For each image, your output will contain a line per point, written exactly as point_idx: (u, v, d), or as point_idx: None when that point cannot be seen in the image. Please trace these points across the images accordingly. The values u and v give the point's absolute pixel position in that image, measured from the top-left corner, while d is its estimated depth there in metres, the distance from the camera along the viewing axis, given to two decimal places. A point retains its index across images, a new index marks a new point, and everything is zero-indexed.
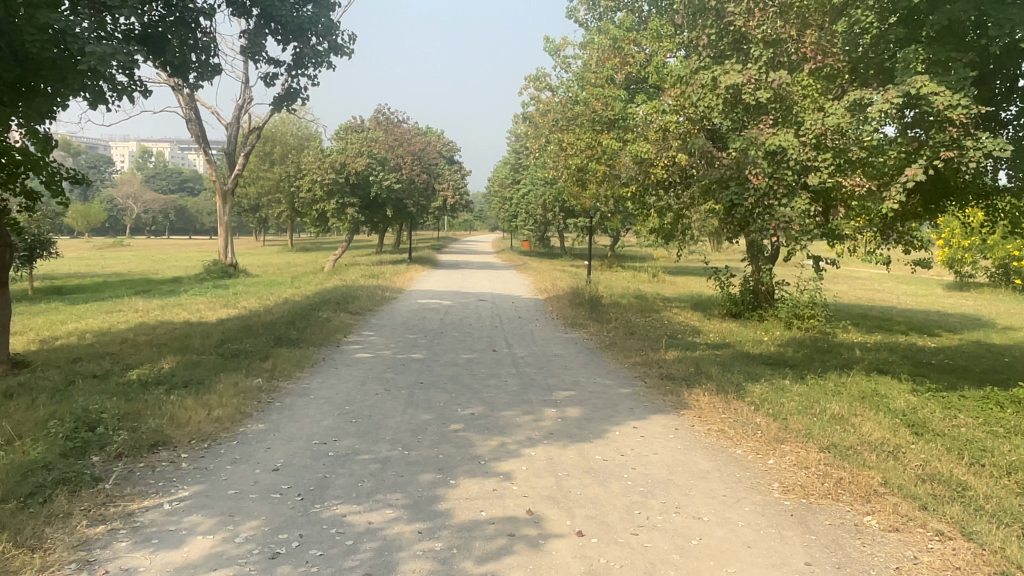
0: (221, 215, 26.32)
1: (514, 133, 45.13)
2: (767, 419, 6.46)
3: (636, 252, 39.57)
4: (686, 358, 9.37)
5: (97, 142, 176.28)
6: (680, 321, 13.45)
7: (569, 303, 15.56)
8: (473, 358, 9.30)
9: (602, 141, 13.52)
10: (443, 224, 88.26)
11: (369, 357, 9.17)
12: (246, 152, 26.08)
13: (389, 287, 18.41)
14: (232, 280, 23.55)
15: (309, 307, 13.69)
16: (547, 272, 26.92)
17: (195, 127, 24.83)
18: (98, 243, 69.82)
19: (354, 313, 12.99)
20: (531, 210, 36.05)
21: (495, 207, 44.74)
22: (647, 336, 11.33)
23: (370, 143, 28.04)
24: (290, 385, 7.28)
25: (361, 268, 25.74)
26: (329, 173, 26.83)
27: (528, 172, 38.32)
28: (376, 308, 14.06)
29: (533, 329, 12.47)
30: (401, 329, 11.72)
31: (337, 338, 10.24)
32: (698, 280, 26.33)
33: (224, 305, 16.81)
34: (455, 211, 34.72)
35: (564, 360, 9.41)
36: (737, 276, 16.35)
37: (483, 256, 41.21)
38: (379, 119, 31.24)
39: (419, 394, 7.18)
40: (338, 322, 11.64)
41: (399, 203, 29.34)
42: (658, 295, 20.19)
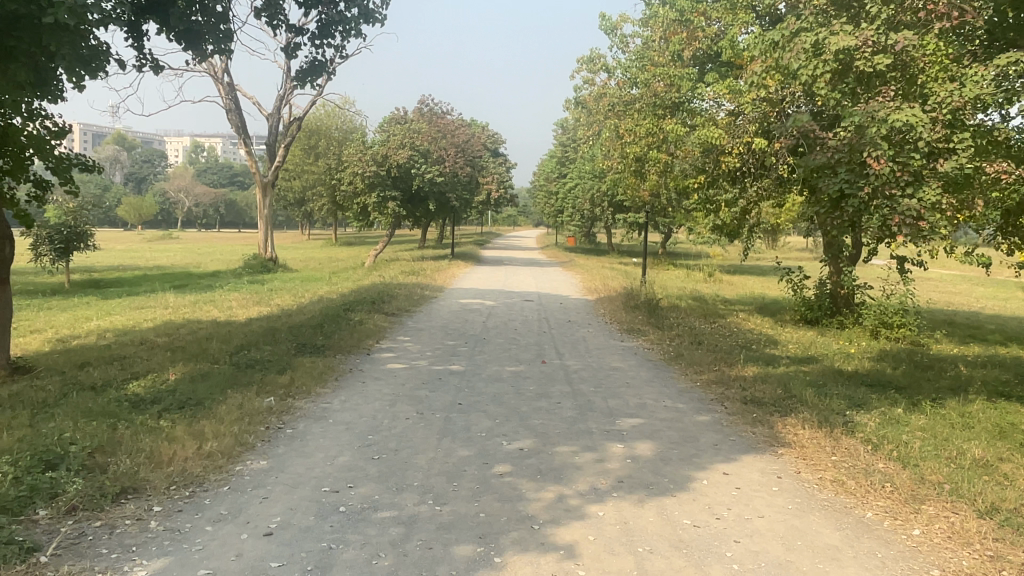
0: (260, 208, 25.66)
1: (561, 125, 43.77)
2: (894, 465, 5.13)
3: (687, 249, 37.94)
4: (769, 377, 8.03)
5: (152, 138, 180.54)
6: (751, 328, 12.05)
7: (624, 306, 14.25)
8: (521, 372, 8.10)
9: (665, 126, 12.17)
10: (487, 219, 87.29)
11: (403, 368, 8.05)
12: (286, 144, 25.38)
13: (430, 286, 17.33)
14: (270, 275, 22.85)
15: (341, 306, 12.64)
16: (596, 270, 25.66)
17: (234, 118, 24.15)
18: (149, 235, 70.86)
19: (391, 314, 11.91)
20: (578, 205, 34.70)
21: (541, 202, 43.48)
22: (717, 347, 9.99)
23: (413, 134, 27.11)
24: (306, 405, 6.18)
25: (402, 264, 24.82)
26: (371, 166, 25.95)
27: (576, 165, 37.00)
28: (414, 309, 12.98)
29: (586, 336, 11.22)
30: (440, 334, 10.59)
31: (367, 344, 9.15)
32: (757, 280, 24.67)
33: (256, 302, 15.94)
34: (500, 205, 33.57)
35: (625, 375, 8.14)
36: (811, 278, 14.83)
37: (528, 252, 39.99)
38: (422, 110, 30.26)
39: (458, 420, 6.00)
40: (371, 325, 10.55)
41: (442, 196, 28.35)
42: (719, 297, 18.71)
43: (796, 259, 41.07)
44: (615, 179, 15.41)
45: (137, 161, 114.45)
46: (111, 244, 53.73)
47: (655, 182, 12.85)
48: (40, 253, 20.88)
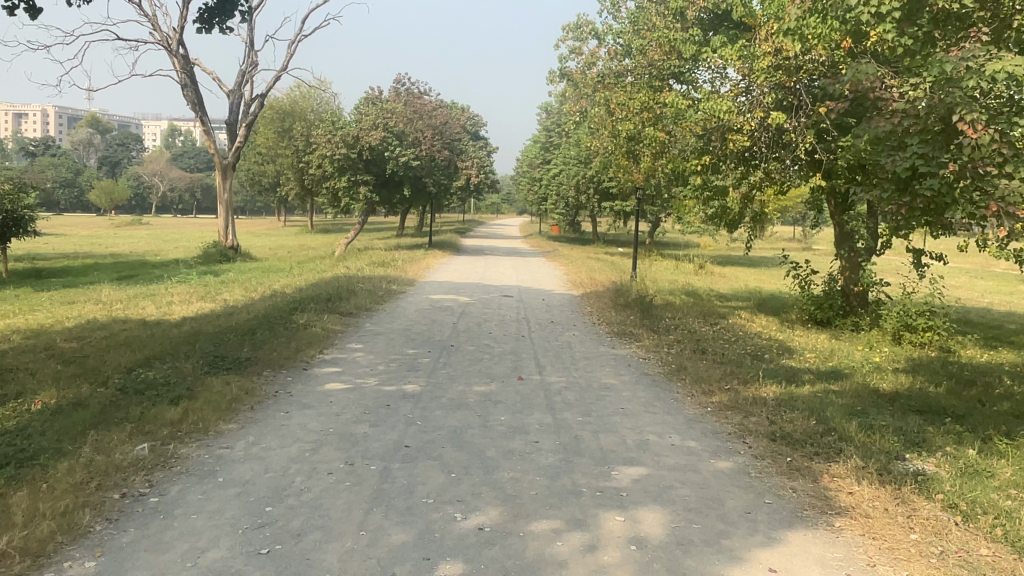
0: (220, 192, 23.79)
1: (545, 109, 42.05)
2: (1006, 554, 3.65)
3: (675, 239, 36.53)
4: (794, 401, 6.54)
5: (128, 121, 177.04)
6: (759, 331, 10.56)
7: (614, 303, 12.73)
8: (490, 394, 6.55)
9: (664, 99, 10.62)
10: (470, 205, 85.48)
11: (342, 390, 6.44)
12: (248, 122, 23.55)
13: (398, 279, 15.68)
14: (229, 265, 21.14)
15: (287, 305, 10.98)
16: (581, 261, 24.18)
17: (190, 94, 22.26)
18: (119, 220, 68.47)
19: (345, 315, 10.31)
20: (563, 192, 33.08)
21: (524, 189, 41.80)
22: (725, 356, 8.47)
23: (387, 115, 25.38)
24: (194, 454, 4.56)
25: (374, 253, 23.14)
26: (340, 148, 24.24)
27: (561, 150, 35.45)
28: (374, 308, 11.36)
29: (570, 341, 9.66)
30: (399, 341, 8.97)
31: (306, 356, 7.53)
32: (751, 273, 23.26)
33: (201, 297, 14.20)
34: (480, 192, 31.87)
35: (619, 399, 6.59)
36: (820, 273, 13.35)
37: (510, 241, 38.39)
38: (398, 89, 28.44)
39: (398, 475, 4.43)
40: (316, 330, 8.92)
41: (417, 181, 26.69)
42: (714, 293, 17.22)
43: (786, 251, 39.65)
44: (601, 162, 13.87)
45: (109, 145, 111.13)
46: (76, 229, 51.42)
47: (650, 165, 11.31)
48: None
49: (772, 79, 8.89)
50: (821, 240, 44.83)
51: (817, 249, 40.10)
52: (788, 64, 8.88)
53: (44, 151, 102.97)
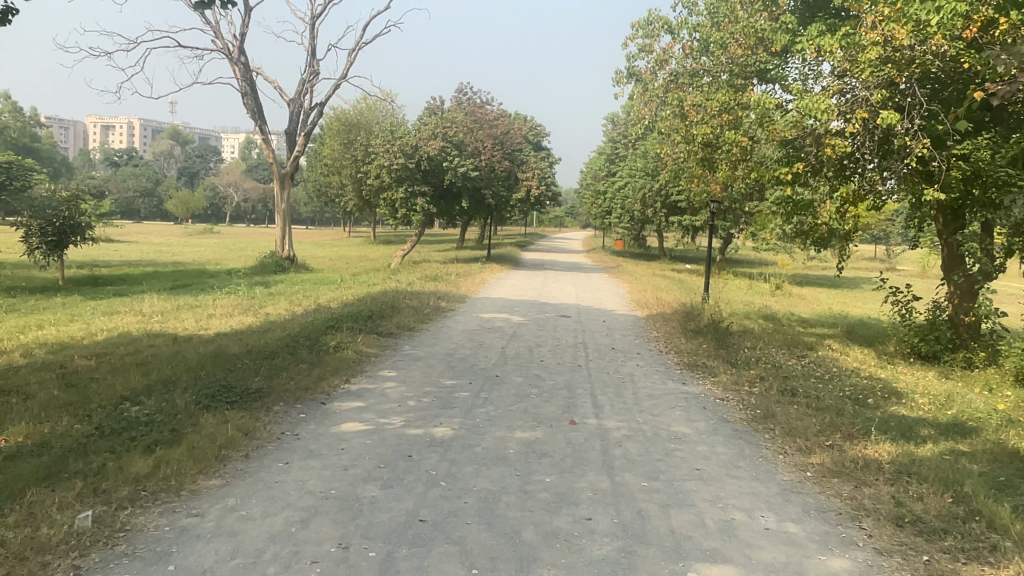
0: (277, 201, 23.41)
1: (611, 120, 40.80)
2: None
3: (747, 257, 34.70)
4: (918, 468, 5.19)
5: (208, 134, 184.12)
6: (855, 368, 9.12)
7: (684, 328, 11.42)
8: (535, 444, 5.43)
9: (747, 98, 9.41)
10: (533, 218, 84.58)
11: (359, 432, 5.42)
12: (307, 131, 23.13)
13: (449, 295, 14.70)
14: (282, 277, 20.67)
15: (324, 322, 10.14)
16: (647, 279, 22.85)
17: (249, 102, 21.91)
18: (193, 229, 70.33)
19: (384, 336, 9.37)
20: (628, 206, 31.77)
21: (588, 202, 40.55)
22: (820, 402, 7.13)
23: (445, 125, 24.88)
24: (149, 526, 3.61)
25: (430, 266, 22.34)
26: (399, 158, 23.48)
27: (627, 163, 34.21)
28: (417, 329, 10.38)
29: (634, 374, 8.44)
30: (437, 369, 7.92)
31: (326, 387, 6.56)
32: (833, 297, 21.48)
33: (242, 309, 13.53)
34: (542, 205, 30.83)
35: (694, 459, 5.36)
36: (922, 300, 11.76)
37: (571, 255, 37.20)
38: (459, 99, 27.75)
39: (401, 568, 3.35)
40: (346, 354, 7.97)
41: (476, 193, 25.88)
42: (795, 318, 15.63)
43: (868, 272, 37.16)
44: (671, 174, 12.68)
45: (188, 156, 115.06)
46: (147, 237, 52.65)
47: (729, 174, 10.07)
48: (31, 245, 19.04)
49: (882, 75, 7.68)
50: (905, 260, 42.03)
51: (901, 271, 37.52)
52: (899, 56, 7.64)
53: (127, 161, 107.31)
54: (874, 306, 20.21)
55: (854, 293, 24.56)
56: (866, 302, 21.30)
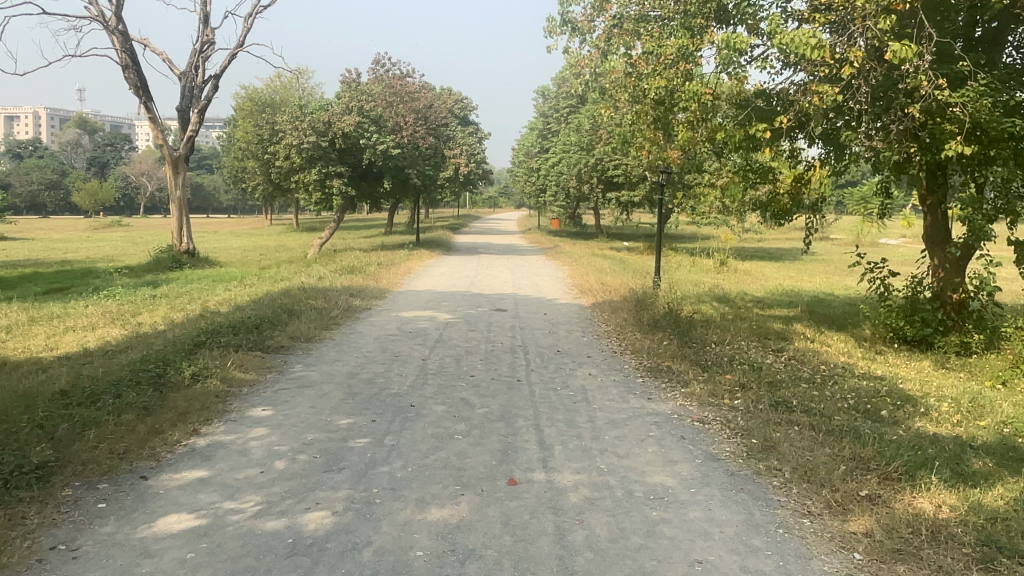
0: (171, 189, 20.76)
1: (541, 93, 38.99)
2: None
3: (687, 232, 33.62)
4: (1009, 534, 3.60)
5: (119, 121, 174.32)
6: (846, 363, 7.64)
7: (638, 321, 9.75)
8: (454, 533, 3.59)
9: (710, 40, 7.72)
10: (465, 199, 82.37)
11: (180, 536, 3.48)
12: (203, 108, 20.51)
13: (365, 290, 12.67)
14: (179, 274, 18.26)
15: (195, 338, 8.00)
16: (587, 260, 21.34)
17: (131, 75, 19.10)
18: (102, 221, 65.65)
19: (269, 355, 7.37)
20: (563, 182, 30.14)
21: (521, 180, 38.74)
22: (828, 421, 5.54)
23: (361, 98, 22.53)
24: None
25: (350, 256, 20.17)
26: (309, 136, 21.19)
27: (561, 137, 32.51)
28: (317, 340, 8.37)
29: (586, 388, 6.68)
30: (332, 399, 5.99)
31: (157, 449, 4.58)
32: (783, 274, 20.35)
33: (111, 319, 11.20)
34: (473, 184, 28.88)
35: (690, 540, 3.62)
36: (899, 275, 10.42)
37: (505, 236, 35.36)
38: (378, 71, 25.46)
39: None
40: (206, 388, 5.94)
41: (399, 173, 23.75)
42: (752, 299, 14.19)
43: (806, 244, 36.62)
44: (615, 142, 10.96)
45: (97, 145, 108.12)
46: (47, 233, 48.73)
47: (688, 134, 8.43)
48: None
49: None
50: (840, 230, 41.79)
51: (839, 241, 37.06)
52: None
53: (29, 153, 100.33)
54: (826, 282, 19.14)
55: (801, 268, 23.54)
56: (817, 278, 20.19)
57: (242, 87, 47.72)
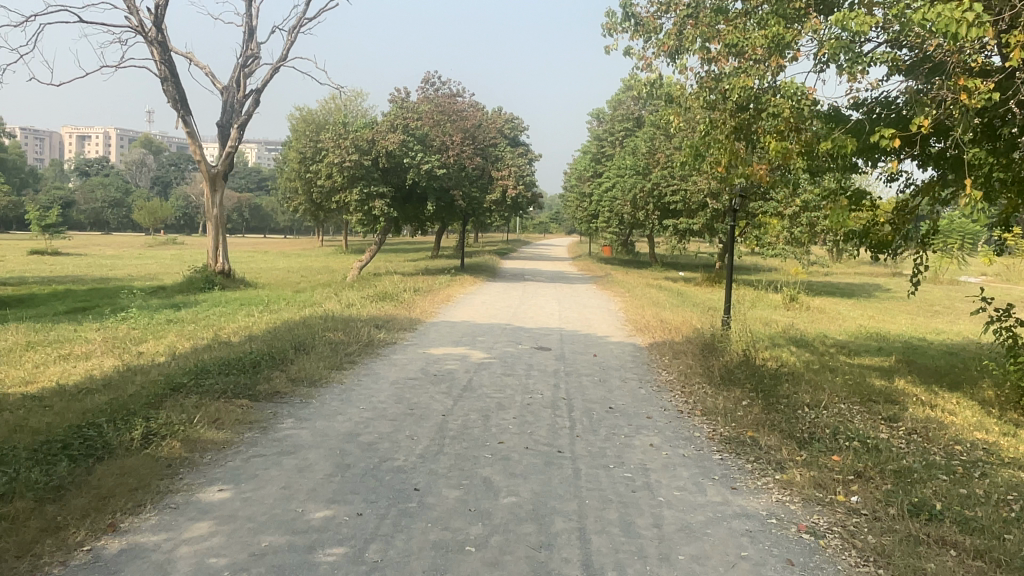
0: (208, 206, 19.94)
1: (596, 116, 37.67)
2: None
3: (747, 264, 31.68)
4: None
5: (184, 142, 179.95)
6: (986, 444, 5.92)
7: (708, 371, 8.14)
8: None
9: (813, 29, 6.19)
10: (514, 224, 81.32)
11: None
12: (243, 123, 19.70)
13: (393, 320, 11.28)
14: (209, 295, 17.37)
15: (175, 380, 6.71)
16: (641, 292, 19.73)
17: (170, 89, 18.57)
18: (158, 239, 66.62)
19: (254, 406, 6.02)
20: (616, 208, 28.64)
21: (572, 206, 37.34)
22: (999, 546, 3.88)
23: (407, 116, 21.45)
24: None
25: (388, 281, 19.00)
26: (351, 153, 20.24)
27: (616, 161, 31.05)
28: (322, 385, 7.00)
29: (649, 468, 5.12)
30: (314, 474, 4.58)
31: (39, 562, 3.22)
32: (859, 314, 18.38)
33: (111, 347, 10.08)
34: (522, 209, 27.60)
35: None
36: None
37: (554, 264, 33.98)
38: (426, 90, 24.53)
39: None
40: (153, 457, 4.60)
41: (443, 195, 22.59)
42: (833, 344, 12.35)
43: (876, 281, 34.19)
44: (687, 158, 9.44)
45: (161, 165, 111.10)
46: (99, 249, 49.17)
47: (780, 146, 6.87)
48: None
49: None
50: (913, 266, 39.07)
51: (913, 279, 34.56)
52: None
53: (96, 171, 103.57)
54: (910, 324, 17.11)
55: (877, 307, 21.44)
56: (899, 320, 18.15)
57: (294, 107, 47.60)
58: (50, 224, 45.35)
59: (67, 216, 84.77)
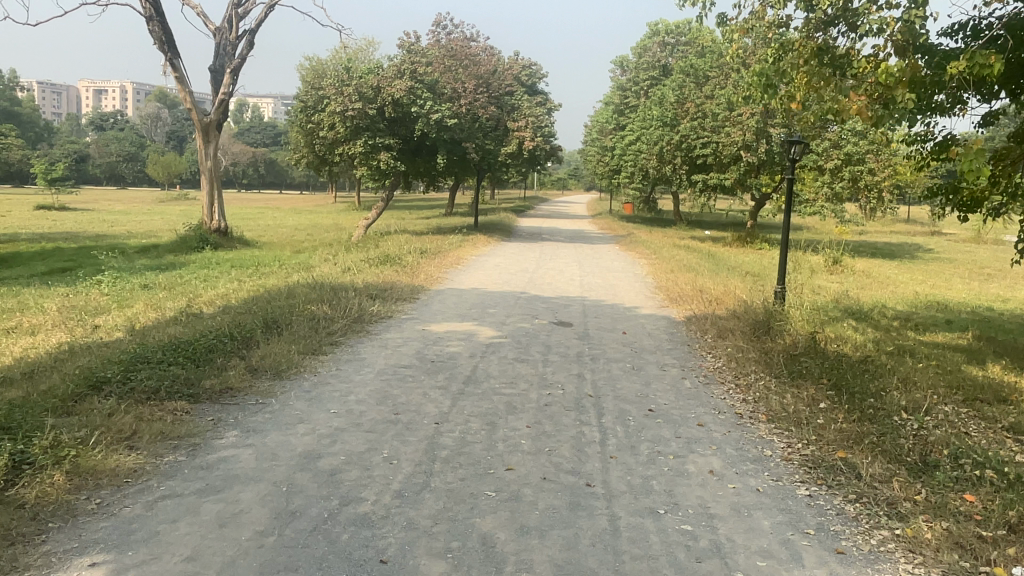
0: (201, 159, 18.49)
1: (619, 65, 35.50)
2: None
3: (778, 223, 29.84)
4: None
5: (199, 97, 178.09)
6: None
7: (767, 359, 6.66)
8: None
9: None
10: (532, 180, 79.40)
11: None
12: (237, 68, 18.09)
13: (392, 289, 9.85)
14: (201, 256, 16.05)
15: (100, 372, 5.30)
16: (668, 253, 18.17)
17: (156, 29, 16.98)
18: (170, 194, 65.49)
19: (189, 415, 4.64)
20: (641, 162, 26.85)
21: (592, 160, 35.47)
22: None
23: (416, 61, 19.70)
24: None
25: (394, 240, 17.56)
26: (355, 101, 18.61)
27: (641, 112, 29.11)
28: (287, 379, 5.57)
29: (715, 513, 3.67)
30: (239, 533, 3.19)
31: None
32: (910, 280, 16.70)
33: (64, 319, 8.72)
34: (541, 164, 25.89)
35: None
36: None
37: (574, 221, 32.34)
38: (437, 34, 22.72)
39: None
40: (11, 507, 3.22)
41: (455, 147, 20.93)
42: (896, 317, 10.76)
43: (914, 240, 32.31)
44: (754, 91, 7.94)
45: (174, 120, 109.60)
46: (109, 205, 48.13)
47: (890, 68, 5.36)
48: None
49: None
50: (952, 227, 36.94)
51: (954, 240, 32.50)
52: None
53: (110, 125, 102.36)
54: (970, 291, 15.43)
55: (925, 270, 19.75)
56: (955, 286, 16.47)
57: (303, 56, 45.74)
58: (57, 178, 44.28)
59: (81, 170, 83.87)
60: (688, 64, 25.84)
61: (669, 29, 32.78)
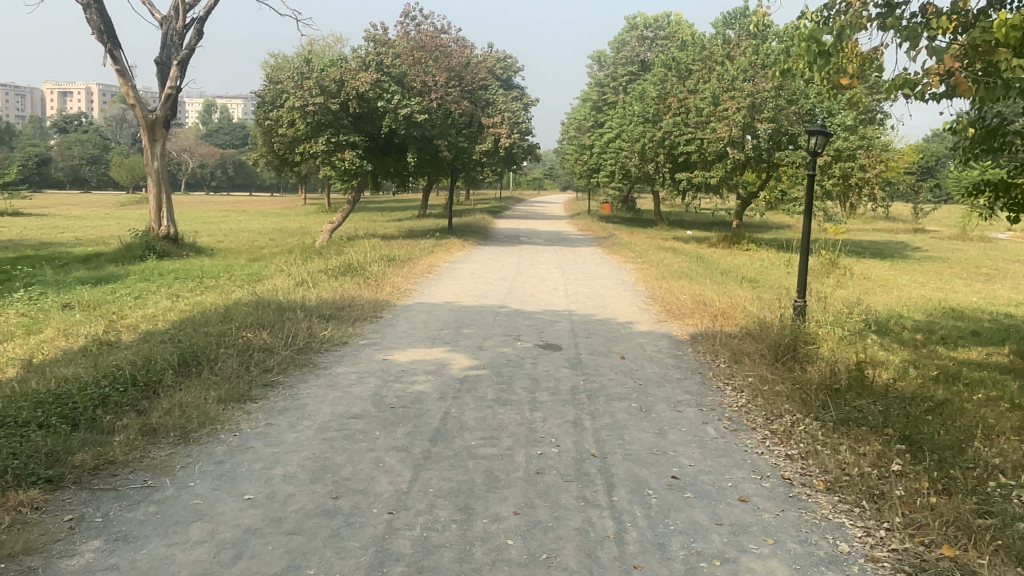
0: (147, 159, 16.94)
1: (596, 60, 34.35)
2: None
3: (762, 223, 28.87)
4: None
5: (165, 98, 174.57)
6: None
7: (804, 395, 5.47)
8: None
9: None
10: (507, 180, 78.18)
11: None
12: (185, 59, 16.58)
13: (351, 307, 8.51)
14: (146, 266, 14.56)
15: None
16: (654, 256, 17.03)
17: (94, 17, 15.44)
18: (134, 198, 63.26)
19: (35, 513, 3.30)
20: (621, 159, 25.70)
21: (570, 159, 34.30)
22: None
23: (383, 52, 18.32)
24: None
25: (359, 247, 16.18)
26: (316, 96, 17.19)
27: (620, 107, 27.98)
28: (194, 445, 4.22)
29: None
30: None
31: None
32: (911, 282, 15.71)
33: None
34: (516, 163, 24.61)
35: None
36: None
37: (551, 222, 31.21)
38: (406, 25, 21.37)
39: None
40: None
41: (426, 145, 19.59)
42: (919, 329, 9.64)
43: (899, 237, 31.54)
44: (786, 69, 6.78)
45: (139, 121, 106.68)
46: (67, 208, 46.04)
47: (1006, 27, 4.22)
48: None
49: None
50: (934, 224, 36.29)
51: (939, 238, 31.74)
52: None
53: (71, 127, 99.34)
54: (978, 294, 14.46)
55: (922, 271, 18.80)
56: (960, 288, 15.51)
57: (268, 52, 43.98)
58: (9, 182, 42.08)
59: (41, 173, 80.98)
60: (670, 57, 24.69)
61: (647, 23, 31.77)
